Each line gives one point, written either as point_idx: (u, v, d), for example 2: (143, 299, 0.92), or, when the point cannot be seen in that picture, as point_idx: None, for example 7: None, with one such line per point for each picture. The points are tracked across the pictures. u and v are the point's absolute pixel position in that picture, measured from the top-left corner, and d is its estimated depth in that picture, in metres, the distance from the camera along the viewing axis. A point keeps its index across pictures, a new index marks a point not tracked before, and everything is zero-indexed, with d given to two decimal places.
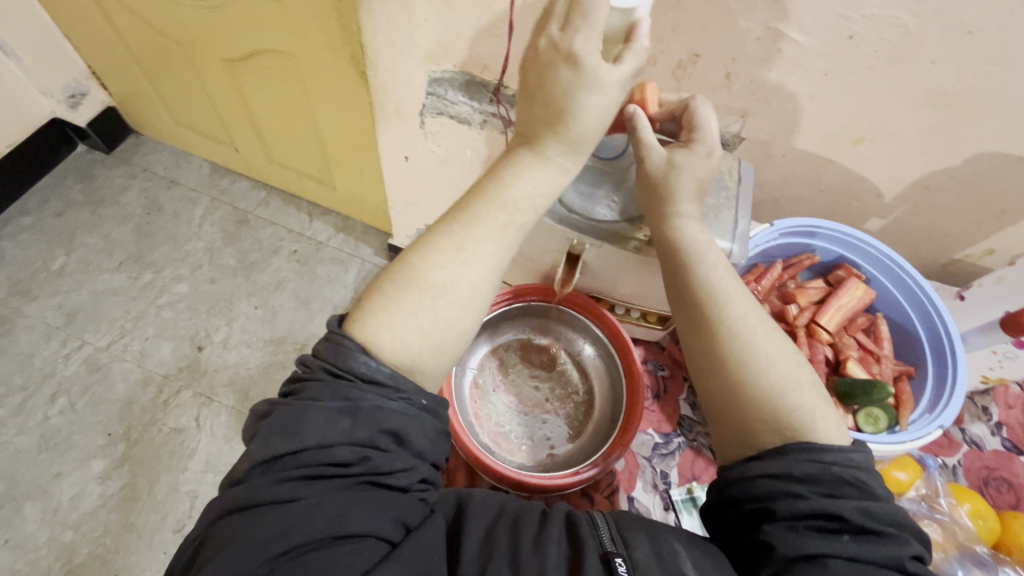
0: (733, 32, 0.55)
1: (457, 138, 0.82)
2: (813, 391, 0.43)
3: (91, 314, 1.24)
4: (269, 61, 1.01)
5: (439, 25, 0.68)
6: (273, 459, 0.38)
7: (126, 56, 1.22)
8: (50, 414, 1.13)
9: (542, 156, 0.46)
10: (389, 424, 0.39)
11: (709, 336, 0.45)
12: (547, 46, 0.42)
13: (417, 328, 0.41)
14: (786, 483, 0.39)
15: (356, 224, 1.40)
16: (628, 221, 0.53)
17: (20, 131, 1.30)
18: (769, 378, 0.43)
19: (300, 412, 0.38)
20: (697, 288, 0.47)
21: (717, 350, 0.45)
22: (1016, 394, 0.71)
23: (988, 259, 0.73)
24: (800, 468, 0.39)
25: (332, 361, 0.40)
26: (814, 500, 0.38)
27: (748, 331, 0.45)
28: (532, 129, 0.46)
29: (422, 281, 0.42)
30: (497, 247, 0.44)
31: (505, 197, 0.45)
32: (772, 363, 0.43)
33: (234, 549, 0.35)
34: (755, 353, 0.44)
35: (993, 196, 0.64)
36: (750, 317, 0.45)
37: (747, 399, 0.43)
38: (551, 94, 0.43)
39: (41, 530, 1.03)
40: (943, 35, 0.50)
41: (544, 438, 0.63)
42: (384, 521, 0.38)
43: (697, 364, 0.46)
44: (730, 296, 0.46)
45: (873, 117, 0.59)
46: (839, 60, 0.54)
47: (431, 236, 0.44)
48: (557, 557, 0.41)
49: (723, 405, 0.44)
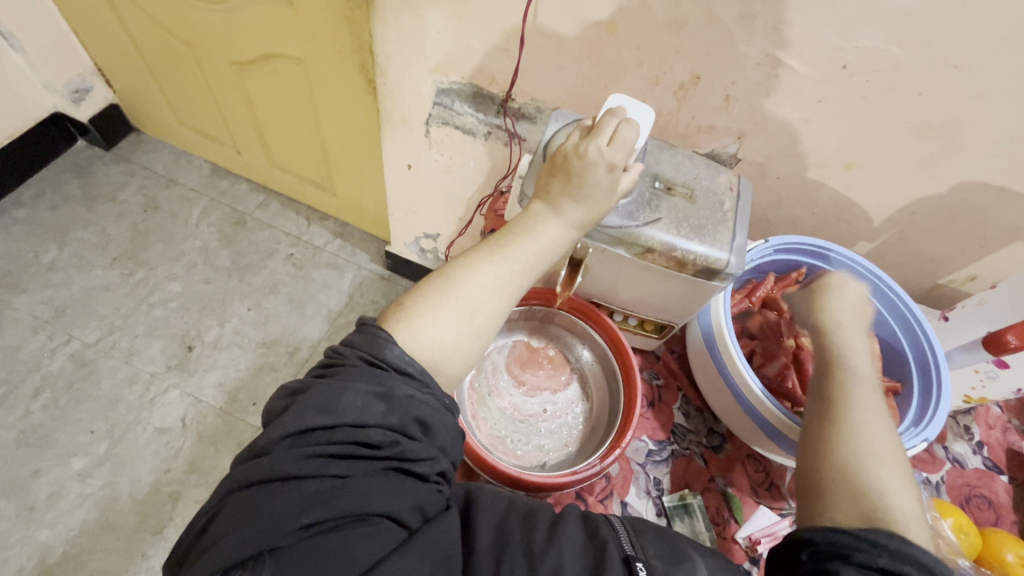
0: (733, 57, 0.58)
1: (461, 148, 0.85)
2: (908, 504, 0.45)
3: (81, 309, 1.22)
4: (278, 67, 1.03)
5: (450, 38, 0.70)
6: (303, 432, 0.38)
7: (135, 55, 1.23)
8: (32, 409, 1.11)
9: (558, 214, 0.47)
10: (419, 414, 0.41)
11: (826, 424, 0.51)
12: (592, 153, 0.46)
13: (455, 334, 0.43)
14: (870, 545, 0.42)
15: (353, 231, 1.41)
16: (634, 226, 0.51)
17: (20, 124, 1.30)
18: (875, 478, 0.46)
19: (336, 390, 0.39)
20: (833, 394, 0.53)
21: (839, 441, 0.49)
22: (996, 415, 0.73)
23: (970, 284, 0.76)
24: (892, 542, 0.41)
25: (369, 349, 0.42)
26: (890, 563, 0.40)
27: (874, 440, 0.48)
28: (556, 193, 0.47)
29: (456, 292, 0.44)
30: (517, 264, 0.45)
31: (536, 249, 0.46)
32: (879, 468, 0.47)
33: (259, 517, 0.35)
34: (866, 454, 0.48)
35: (973, 224, 0.67)
36: (879, 426, 0.50)
37: (849, 487, 0.46)
38: (583, 180, 0.46)
39: (15, 529, 1.00)
40: (931, 69, 0.53)
41: (539, 444, 0.61)
42: (404, 506, 0.39)
43: (808, 443, 0.51)
44: (868, 409, 0.51)
45: (863, 142, 0.62)
46: (833, 88, 0.57)
47: (470, 259, 0.46)
48: (572, 551, 0.43)
49: (824, 486, 0.47)
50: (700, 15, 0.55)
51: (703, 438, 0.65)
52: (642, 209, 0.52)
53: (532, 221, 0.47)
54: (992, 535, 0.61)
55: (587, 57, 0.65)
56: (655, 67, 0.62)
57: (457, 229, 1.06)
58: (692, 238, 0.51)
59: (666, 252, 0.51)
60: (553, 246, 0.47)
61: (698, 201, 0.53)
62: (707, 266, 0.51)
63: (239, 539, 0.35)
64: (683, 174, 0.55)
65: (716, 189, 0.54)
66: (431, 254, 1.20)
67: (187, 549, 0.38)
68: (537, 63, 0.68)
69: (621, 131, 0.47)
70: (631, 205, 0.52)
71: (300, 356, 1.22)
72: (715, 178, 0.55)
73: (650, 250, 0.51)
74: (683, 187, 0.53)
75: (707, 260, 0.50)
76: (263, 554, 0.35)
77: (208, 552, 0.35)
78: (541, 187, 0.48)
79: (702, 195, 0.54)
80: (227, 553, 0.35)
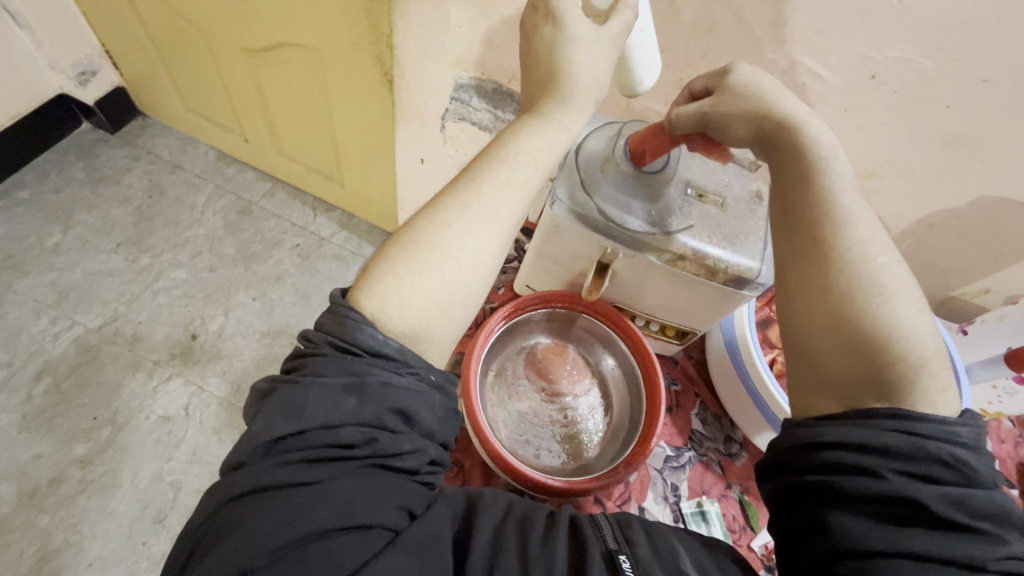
0: (760, 62, 0.57)
1: (475, 144, 0.84)
2: (924, 338, 0.40)
3: (84, 294, 1.21)
4: (291, 55, 1.02)
5: (471, 33, 0.69)
6: (275, 441, 0.37)
7: (143, 37, 1.21)
8: (33, 394, 1.10)
9: (540, 113, 0.45)
10: (397, 403, 0.39)
11: (805, 260, 0.43)
12: (529, 21, 0.45)
13: (426, 292, 0.42)
14: (864, 459, 0.36)
15: (360, 223, 1.40)
16: (660, 233, 0.51)
17: (25, 104, 1.28)
18: (879, 318, 0.40)
19: (304, 390, 0.38)
20: (805, 213, 0.44)
21: (821, 282, 0.42)
22: (1008, 429, 0.73)
23: (983, 298, 0.74)
24: (884, 434, 0.36)
25: (338, 334, 0.39)
26: (891, 480, 0.35)
27: (865, 261, 0.42)
28: (532, 100, 0.46)
29: (419, 241, 0.43)
30: (491, 185, 0.44)
31: (521, 150, 0.44)
32: (879, 303, 0.41)
33: (238, 536, 0.34)
34: (854, 288, 0.41)
35: (991, 238, 0.66)
36: (865, 249, 0.42)
37: (846, 341, 0.40)
38: (540, 58, 0.44)
39: (15, 513, 0.99)
40: (961, 83, 0.52)
41: (559, 449, 0.61)
42: (391, 509, 0.38)
43: (786, 293, 0.44)
44: (849, 220, 0.43)
45: (885, 153, 0.62)
46: (860, 97, 0.57)
47: (435, 204, 0.44)
48: (564, 558, 0.42)
49: (815, 349, 0.42)
50: (730, 19, 0.55)
51: (720, 445, 0.65)
52: (673, 216, 0.52)
53: (507, 136, 0.46)
54: None
55: None
56: (679, 70, 0.62)
57: None
58: (723, 246, 0.51)
59: (696, 259, 0.51)
60: (538, 146, 0.44)
61: (728, 209, 0.53)
62: (739, 274, 0.51)
63: (219, 560, 0.34)
64: (711, 181, 0.55)
65: (746, 197, 0.54)
66: None
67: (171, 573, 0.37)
68: None
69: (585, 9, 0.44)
70: (657, 211, 0.52)
71: None
72: (745, 186, 0.55)
73: (683, 257, 0.51)
74: (713, 196, 0.53)
75: (739, 269, 0.50)
76: None
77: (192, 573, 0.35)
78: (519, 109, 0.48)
79: (732, 204, 0.54)
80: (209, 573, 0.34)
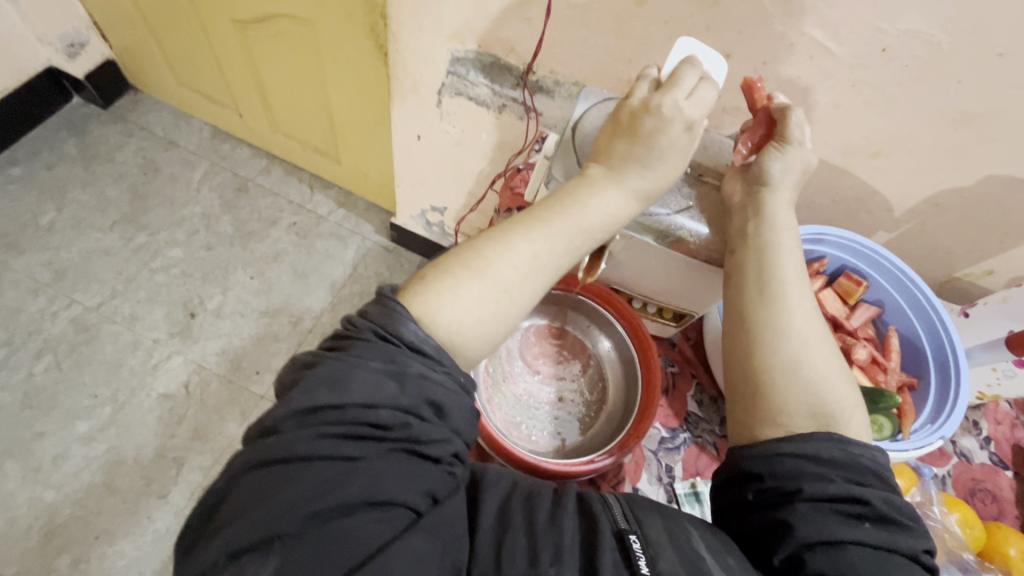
0: (767, 36, 0.55)
1: (473, 121, 0.82)
2: (850, 390, 0.45)
3: (81, 272, 1.21)
4: (284, 27, 0.99)
5: (467, 4, 0.66)
6: (313, 410, 0.37)
7: (132, 9, 1.17)
8: (34, 372, 1.10)
9: (617, 181, 0.47)
10: (433, 395, 0.39)
11: (763, 306, 0.47)
12: (670, 107, 0.45)
13: (478, 316, 0.42)
14: (816, 466, 0.40)
15: (358, 201, 1.38)
16: (666, 214, 0.51)
17: (14, 78, 1.25)
18: (819, 367, 0.45)
19: (348, 368, 0.38)
20: (767, 266, 0.47)
21: (775, 328, 0.46)
22: (1005, 410, 0.73)
23: (987, 279, 0.74)
24: (830, 453, 0.41)
25: (383, 324, 0.40)
26: (840, 485, 0.39)
27: (807, 319, 0.46)
28: (620, 160, 0.47)
29: (484, 271, 0.43)
30: (559, 241, 0.45)
31: (584, 215, 0.45)
32: (817, 355, 0.45)
33: (269, 502, 0.34)
34: (801, 339, 0.45)
35: (998, 218, 0.65)
36: (808, 308, 0.47)
37: (798, 382, 0.44)
38: (654, 142, 0.46)
39: (22, 489, 1.01)
40: (975, 56, 0.50)
41: (553, 431, 0.61)
42: (416, 492, 0.37)
43: (742, 332, 0.47)
44: (795, 283, 0.47)
45: (893, 131, 0.59)
46: (870, 71, 0.54)
47: (503, 234, 0.45)
48: (572, 533, 0.41)
49: (760, 383, 0.45)
50: None
51: (716, 427, 0.65)
52: (673, 198, 0.53)
53: (590, 188, 0.46)
54: (997, 529, 0.62)
55: (613, 29, 0.61)
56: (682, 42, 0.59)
57: (466, 204, 1.03)
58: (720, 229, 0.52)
59: (694, 243, 0.52)
60: (604, 218, 0.46)
61: None
62: None
63: (249, 523, 0.34)
64: (713, 159, 0.55)
65: None
66: (437, 227, 1.17)
67: (193, 532, 0.38)
68: (560, 35, 0.65)
69: (680, 72, 0.47)
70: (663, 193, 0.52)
71: (303, 327, 1.21)
72: None
73: (682, 240, 0.52)
74: (714, 174, 0.54)
75: None
76: (270, 541, 0.34)
77: (218, 535, 0.35)
78: (602, 149, 0.48)
79: None
80: (236, 535, 0.34)
